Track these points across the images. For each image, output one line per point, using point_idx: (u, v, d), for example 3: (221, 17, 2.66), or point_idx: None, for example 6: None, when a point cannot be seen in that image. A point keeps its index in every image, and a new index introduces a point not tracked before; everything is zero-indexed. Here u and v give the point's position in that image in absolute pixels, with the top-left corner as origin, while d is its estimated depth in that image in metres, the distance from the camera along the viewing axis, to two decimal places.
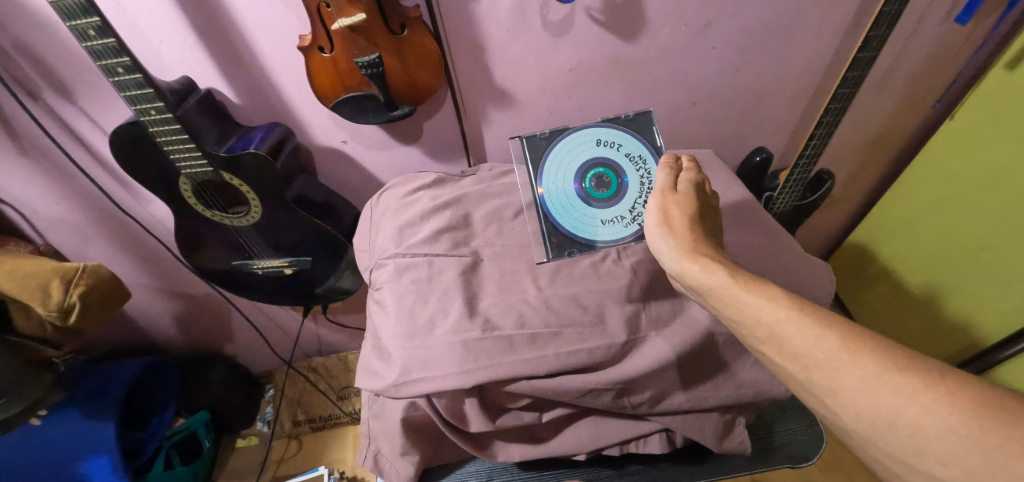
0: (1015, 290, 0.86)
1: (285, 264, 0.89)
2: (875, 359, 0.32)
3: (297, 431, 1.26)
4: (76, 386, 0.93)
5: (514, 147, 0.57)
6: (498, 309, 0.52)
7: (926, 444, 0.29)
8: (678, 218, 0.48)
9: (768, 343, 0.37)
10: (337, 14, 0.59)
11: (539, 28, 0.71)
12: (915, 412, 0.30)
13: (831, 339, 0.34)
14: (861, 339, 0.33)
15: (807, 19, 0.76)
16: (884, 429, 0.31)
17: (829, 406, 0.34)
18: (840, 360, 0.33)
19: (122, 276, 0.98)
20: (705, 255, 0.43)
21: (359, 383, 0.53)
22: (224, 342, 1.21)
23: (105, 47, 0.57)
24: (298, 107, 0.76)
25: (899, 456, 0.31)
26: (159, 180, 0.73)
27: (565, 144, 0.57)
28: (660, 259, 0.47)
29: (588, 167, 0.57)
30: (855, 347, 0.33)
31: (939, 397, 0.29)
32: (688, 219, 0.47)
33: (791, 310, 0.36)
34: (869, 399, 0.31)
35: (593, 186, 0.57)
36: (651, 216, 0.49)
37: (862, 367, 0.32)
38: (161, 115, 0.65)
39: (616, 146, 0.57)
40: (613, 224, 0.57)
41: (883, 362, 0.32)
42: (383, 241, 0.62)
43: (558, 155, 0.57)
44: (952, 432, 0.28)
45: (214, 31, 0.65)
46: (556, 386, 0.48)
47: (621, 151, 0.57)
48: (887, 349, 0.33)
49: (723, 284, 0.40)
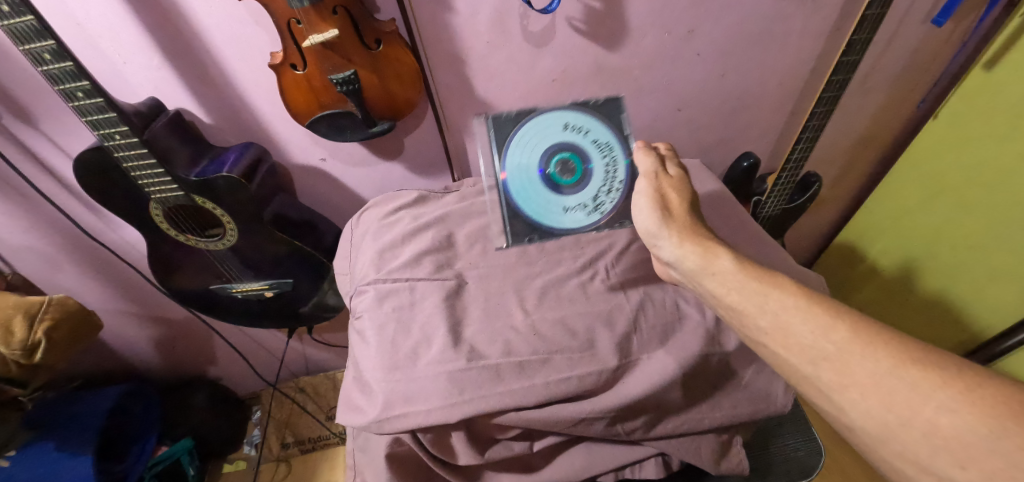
0: (1008, 284, 0.85)
1: (265, 287, 0.86)
2: (888, 353, 0.31)
3: (286, 454, 1.23)
4: (46, 422, 0.89)
5: (479, 127, 0.53)
6: (484, 336, 0.50)
7: (943, 444, 0.28)
8: (677, 206, 0.47)
9: (774, 333, 0.36)
10: (308, 31, 0.57)
11: (520, 39, 0.70)
12: (931, 410, 0.28)
13: (842, 329, 0.33)
14: (873, 333, 0.33)
15: (789, 22, 0.75)
16: (895, 426, 0.29)
17: (836, 401, 0.33)
18: (851, 352, 0.32)
19: (95, 302, 0.94)
20: (707, 241, 0.43)
21: (340, 419, 0.50)
22: (207, 366, 1.18)
23: (62, 71, 0.54)
24: (272, 125, 0.74)
25: (914, 457, 0.29)
26: (128, 208, 0.70)
27: (529, 125, 0.54)
28: (657, 244, 0.46)
29: (553, 152, 0.55)
30: (867, 339, 0.32)
31: (958, 394, 0.28)
32: (684, 206, 0.47)
33: (799, 298, 0.36)
34: (881, 396, 0.30)
35: (557, 173, 0.55)
36: (646, 200, 0.48)
37: (874, 360, 0.31)
38: (127, 140, 0.62)
39: (582, 129, 0.55)
40: (574, 212, 0.56)
41: (897, 356, 0.31)
42: (362, 266, 0.60)
43: (523, 137, 0.54)
44: (973, 432, 0.27)
45: (180, 52, 0.62)
46: (546, 417, 0.46)
47: (587, 136, 0.55)
48: (901, 344, 0.32)
49: (728, 270, 0.40)
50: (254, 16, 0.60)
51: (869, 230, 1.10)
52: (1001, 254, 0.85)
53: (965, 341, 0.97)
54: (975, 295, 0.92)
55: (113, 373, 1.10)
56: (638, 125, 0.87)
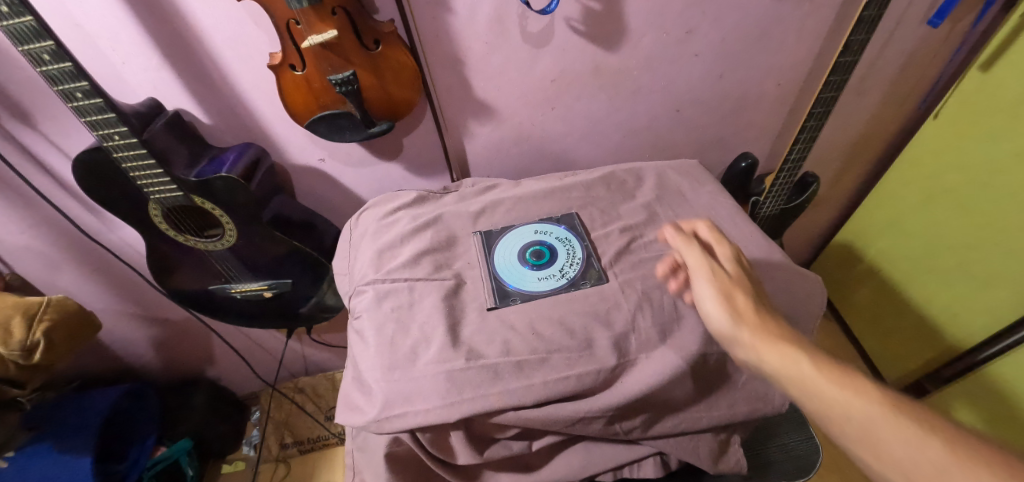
0: (1000, 287, 0.86)
1: (264, 287, 0.86)
2: (931, 434, 0.32)
3: (285, 454, 1.23)
4: (45, 423, 0.89)
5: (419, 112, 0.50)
6: (482, 336, 0.50)
7: None
8: (741, 302, 0.44)
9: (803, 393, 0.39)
10: (307, 32, 0.57)
11: (518, 40, 0.70)
12: None
13: (883, 404, 0.34)
14: (920, 415, 0.33)
15: (787, 24, 0.76)
16: None
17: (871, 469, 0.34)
18: (884, 424, 0.33)
19: (94, 303, 0.93)
20: (778, 335, 0.42)
21: (339, 419, 0.50)
22: (206, 366, 1.18)
23: (61, 72, 0.54)
24: (271, 126, 0.74)
25: None
26: (127, 208, 0.70)
27: (505, 238, 0.61)
28: (730, 348, 0.44)
29: None
30: (906, 417, 0.33)
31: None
32: (749, 296, 0.46)
33: (839, 367, 0.38)
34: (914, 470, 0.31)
35: None
36: (712, 304, 0.45)
37: (910, 436, 0.32)
38: (126, 140, 0.62)
39: (549, 233, 0.62)
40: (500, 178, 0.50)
41: (942, 439, 0.31)
42: (361, 265, 0.60)
43: None
44: None
45: (179, 52, 0.62)
46: (545, 416, 0.46)
47: (552, 236, 0.61)
48: (953, 432, 0.32)
49: (809, 376, 0.38)
50: (253, 17, 0.60)
51: (868, 230, 1.10)
52: (995, 256, 0.85)
53: (958, 343, 0.97)
54: (969, 297, 0.92)
55: (112, 373, 1.09)
56: (637, 125, 0.87)
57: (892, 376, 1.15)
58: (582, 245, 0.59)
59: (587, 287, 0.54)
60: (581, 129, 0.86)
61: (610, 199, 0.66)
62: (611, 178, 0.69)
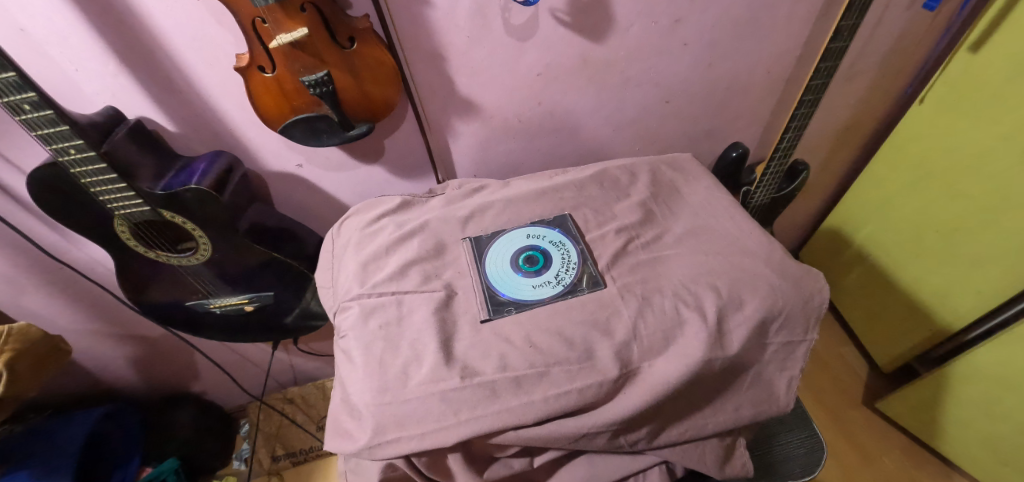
0: (986, 268, 0.86)
1: (244, 301, 0.82)
2: None
3: (277, 467, 1.20)
4: (17, 454, 0.84)
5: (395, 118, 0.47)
6: (477, 352, 0.48)
7: None
8: None
9: None
10: (275, 30, 0.53)
11: (501, 33, 0.66)
12: None
13: None
14: None
15: (776, 9, 0.74)
16: None
17: None
18: None
19: (64, 325, 0.88)
20: None
21: (328, 445, 0.47)
22: (190, 381, 1.13)
23: (4, 82, 0.48)
24: (243, 132, 0.70)
25: None
26: (91, 226, 0.66)
27: (495, 245, 0.59)
28: None
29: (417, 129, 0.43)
30: None
31: None
32: None
33: None
34: None
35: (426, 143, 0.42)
36: None
37: None
38: (84, 154, 0.57)
39: (542, 237, 0.59)
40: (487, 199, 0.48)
41: None
42: (346, 279, 0.57)
43: None
44: None
45: (138, 55, 0.58)
46: (547, 434, 0.44)
47: (546, 239, 0.59)
48: None
49: None
50: (215, 15, 0.56)
51: (856, 215, 1.10)
52: (983, 238, 0.85)
53: (948, 326, 0.97)
54: (959, 279, 0.92)
55: (90, 395, 1.05)
56: (627, 117, 0.85)
57: (883, 360, 1.16)
58: (577, 248, 0.57)
59: (585, 294, 0.52)
60: (569, 123, 0.83)
61: (604, 198, 0.64)
62: (604, 176, 0.66)
